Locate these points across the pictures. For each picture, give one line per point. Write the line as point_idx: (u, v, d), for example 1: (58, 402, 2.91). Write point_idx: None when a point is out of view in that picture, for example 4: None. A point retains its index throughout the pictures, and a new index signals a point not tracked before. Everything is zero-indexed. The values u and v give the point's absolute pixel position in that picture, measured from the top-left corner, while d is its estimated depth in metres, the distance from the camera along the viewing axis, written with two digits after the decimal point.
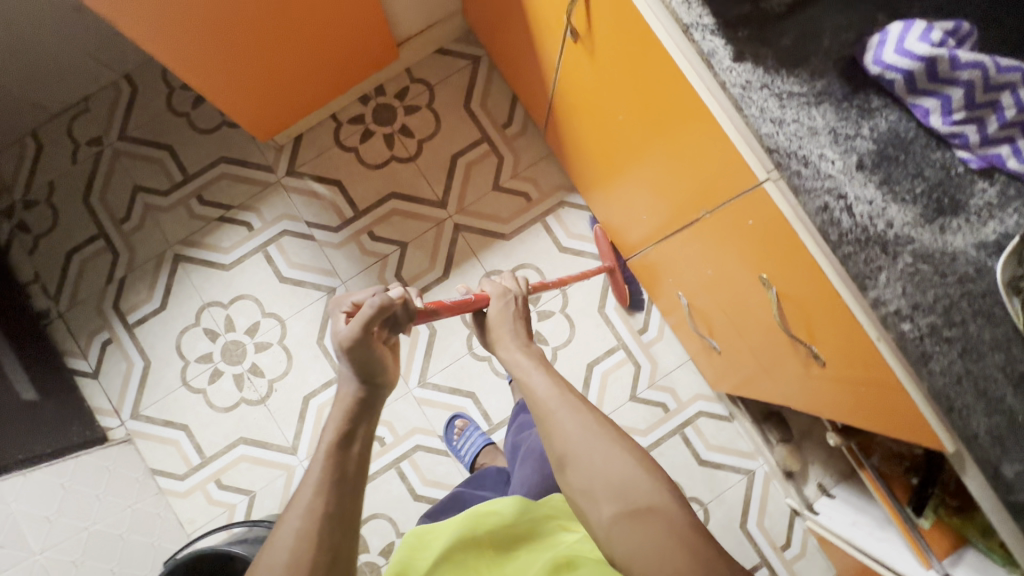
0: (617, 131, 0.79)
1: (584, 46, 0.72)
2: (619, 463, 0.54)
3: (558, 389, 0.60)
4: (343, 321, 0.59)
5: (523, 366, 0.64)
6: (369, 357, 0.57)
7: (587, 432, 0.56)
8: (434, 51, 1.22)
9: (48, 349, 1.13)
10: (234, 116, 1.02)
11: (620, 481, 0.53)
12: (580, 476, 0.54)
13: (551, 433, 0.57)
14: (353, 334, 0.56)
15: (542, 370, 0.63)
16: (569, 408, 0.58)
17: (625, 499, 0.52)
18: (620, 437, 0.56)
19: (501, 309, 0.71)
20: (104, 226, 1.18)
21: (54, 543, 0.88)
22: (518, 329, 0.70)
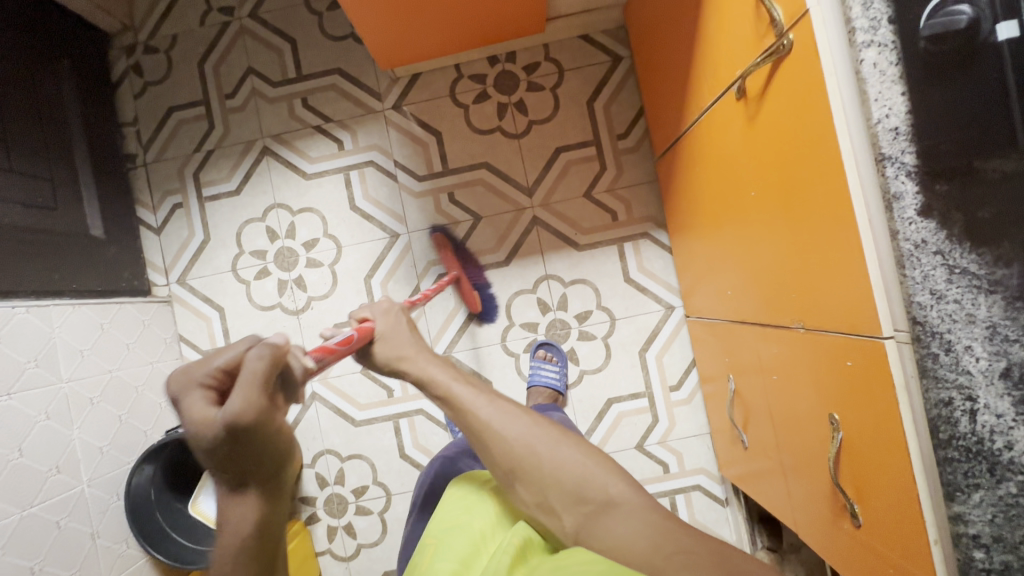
0: (740, 202, 0.74)
1: (746, 108, 0.67)
2: (572, 464, 0.59)
3: (489, 396, 0.62)
4: (201, 403, 0.41)
5: (438, 377, 0.63)
6: (255, 448, 0.40)
7: (531, 436, 0.60)
8: (578, 36, 1.16)
9: (124, 192, 1.17)
10: (365, 39, 0.99)
11: (580, 481, 0.57)
12: (532, 486, 0.58)
13: (492, 444, 0.60)
14: (253, 406, 0.39)
15: (460, 380, 0.63)
16: (506, 416, 0.61)
17: (584, 502, 0.56)
18: (564, 439, 0.61)
19: (392, 328, 0.67)
20: (209, 95, 1.20)
21: (80, 376, 0.94)
22: (417, 339, 0.67)
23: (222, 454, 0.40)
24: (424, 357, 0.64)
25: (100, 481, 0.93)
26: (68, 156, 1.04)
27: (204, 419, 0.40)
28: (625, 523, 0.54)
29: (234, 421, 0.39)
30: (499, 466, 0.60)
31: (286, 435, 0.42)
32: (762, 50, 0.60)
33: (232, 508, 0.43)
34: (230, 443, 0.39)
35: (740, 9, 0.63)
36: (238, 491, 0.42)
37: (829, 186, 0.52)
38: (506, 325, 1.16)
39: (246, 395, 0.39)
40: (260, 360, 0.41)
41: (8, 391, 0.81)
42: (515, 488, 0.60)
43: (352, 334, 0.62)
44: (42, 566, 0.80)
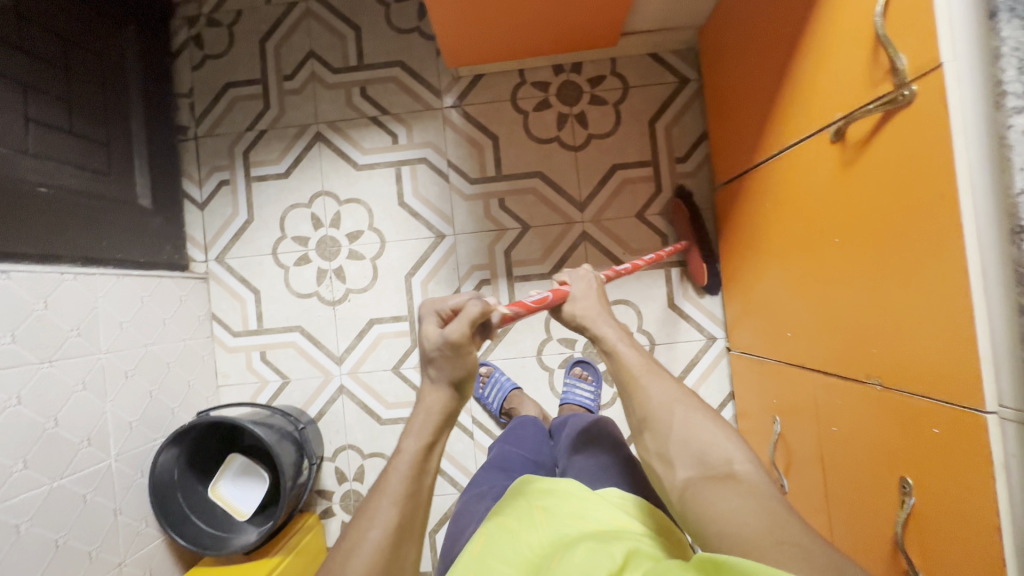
0: (818, 246, 0.73)
1: (841, 152, 0.65)
2: (704, 431, 0.53)
3: (646, 358, 0.60)
4: (435, 325, 0.56)
5: (609, 334, 0.62)
6: (460, 362, 0.55)
7: (673, 398, 0.56)
8: (647, 54, 1.14)
9: (173, 163, 1.16)
10: (439, 35, 0.98)
11: (707, 445, 0.52)
12: (658, 441, 0.55)
13: (635, 398, 0.57)
14: (460, 334, 0.53)
15: (627, 340, 0.62)
16: (654, 375, 0.58)
17: (705, 465, 0.51)
18: (703, 407, 0.56)
19: (584, 295, 0.66)
20: (267, 74, 1.18)
21: (118, 347, 0.92)
22: (605, 307, 0.66)
23: (438, 358, 0.56)
24: (598, 316, 0.64)
25: (127, 457, 0.92)
26: (124, 123, 1.03)
27: (433, 335, 0.56)
28: (747, 503, 0.46)
29: (448, 339, 0.54)
30: (633, 416, 0.58)
31: (473, 362, 0.56)
32: (872, 97, 0.59)
33: (432, 389, 0.58)
34: (445, 355, 0.55)
35: (851, 52, 0.61)
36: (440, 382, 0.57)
37: (943, 247, 0.51)
38: (544, 338, 1.14)
39: (458, 327, 0.53)
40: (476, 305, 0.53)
41: (50, 359, 0.79)
42: (643, 439, 0.57)
43: (548, 294, 0.64)
44: (66, 540, 0.79)
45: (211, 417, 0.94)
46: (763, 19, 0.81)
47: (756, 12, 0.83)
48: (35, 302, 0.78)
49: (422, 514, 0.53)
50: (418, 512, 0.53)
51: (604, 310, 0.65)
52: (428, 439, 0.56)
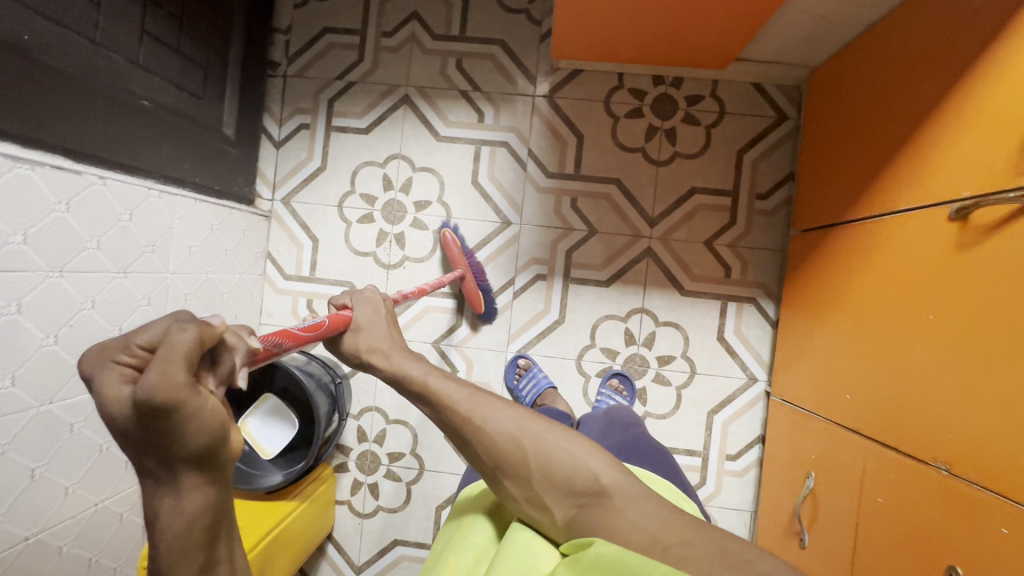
0: (904, 320, 0.72)
1: (959, 234, 0.64)
2: (559, 454, 0.58)
3: (468, 389, 0.60)
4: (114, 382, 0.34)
5: (414, 372, 0.60)
6: (171, 434, 0.34)
7: (517, 426, 0.58)
8: (751, 83, 1.11)
9: (259, 98, 1.15)
10: (556, 25, 0.96)
11: (569, 468, 0.57)
12: (522, 485, 0.58)
13: (488, 442, 0.58)
14: (172, 382, 0.32)
15: (435, 373, 0.61)
16: (487, 408, 0.59)
17: (574, 490, 0.57)
18: (543, 422, 0.60)
19: (370, 323, 0.62)
20: (367, 27, 1.17)
21: (184, 270, 0.94)
22: (393, 332, 0.63)
23: (138, 433, 0.34)
24: (392, 349, 0.61)
25: None
26: (223, 49, 1.02)
27: (117, 402, 0.33)
28: (634, 519, 0.54)
29: (144, 399, 0.32)
30: (487, 462, 0.59)
31: (210, 418, 0.35)
32: (1012, 186, 0.58)
33: (174, 495, 0.37)
34: (143, 426, 0.33)
35: (996, 134, 0.60)
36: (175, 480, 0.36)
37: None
38: (586, 344, 1.14)
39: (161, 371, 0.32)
40: (182, 331, 0.34)
41: (124, 270, 0.80)
42: (504, 484, 0.59)
43: (323, 321, 0.57)
44: (109, 446, 0.80)
45: None
46: (895, 77, 0.80)
47: (888, 68, 0.82)
48: (122, 212, 0.79)
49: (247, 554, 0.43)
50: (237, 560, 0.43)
51: (391, 335, 0.62)
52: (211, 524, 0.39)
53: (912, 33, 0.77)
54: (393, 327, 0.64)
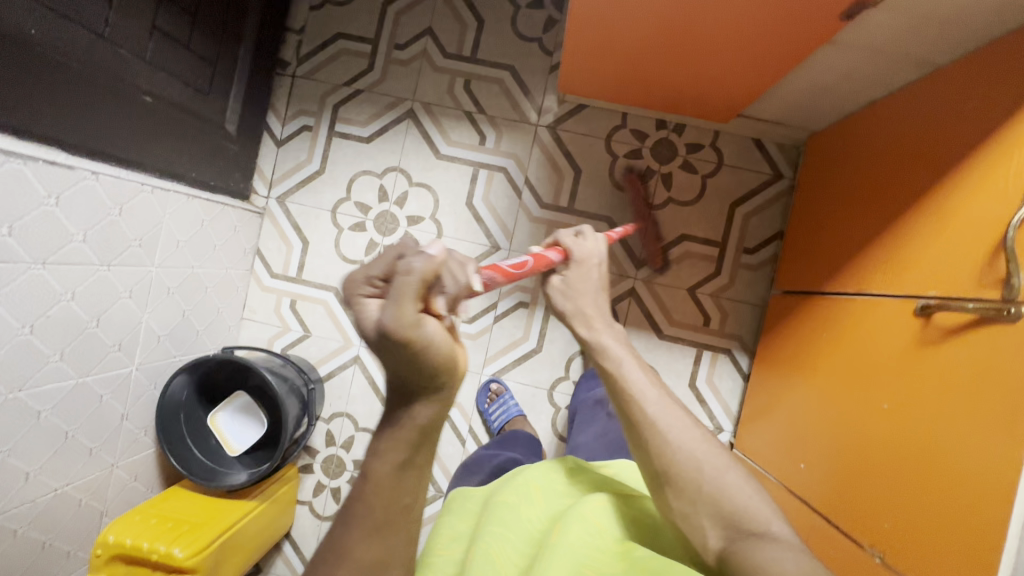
0: (863, 403, 0.74)
1: (922, 330, 0.66)
2: (731, 485, 0.57)
3: (656, 387, 0.64)
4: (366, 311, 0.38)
5: (618, 349, 0.66)
6: (402, 358, 0.38)
7: (698, 450, 0.59)
8: (751, 138, 1.12)
9: (265, 95, 1.16)
10: (565, 62, 0.97)
11: (737, 504, 0.56)
12: (682, 499, 0.58)
13: (662, 448, 0.59)
14: (407, 319, 0.35)
15: (634, 361, 0.66)
16: (672, 421, 0.61)
17: (734, 521, 0.55)
18: (721, 455, 0.60)
19: (583, 286, 0.71)
20: (381, 37, 1.17)
21: (169, 264, 0.94)
22: (599, 299, 0.71)
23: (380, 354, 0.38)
24: (593, 313, 0.69)
25: (148, 367, 0.95)
26: (235, 46, 1.03)
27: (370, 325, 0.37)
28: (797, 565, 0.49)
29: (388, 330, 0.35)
30: (651, 465, 0.60)
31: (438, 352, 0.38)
32: (975, 297, 0.59)
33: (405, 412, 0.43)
34: (382, 348, 0.37)
35: (971, 241, 0.61)
36: (408, 398, 0.42)
37: (998, 460, 0.53)
38: (560, 376, 1.15)
39: (396, 305, 0.35)
40: (411, 272, 0.34)
41: (108, 263, 0.81)
42: (667, 496, 0.59)
43: (529, 260, 0.59)
44: (75, 434, 0.82)
45: (227, 354, 0.96)
46: (885, 161, 0.81)
47: (880, 149, 0.83)
48: (112, 206, 0.80)
49: (406, 534, 0.48)
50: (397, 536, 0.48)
51: (597, 303, 0.71)
52: (400, 461, 0.44)
53: (904, 120, 0.78)
54: (600, 293, 0.72)
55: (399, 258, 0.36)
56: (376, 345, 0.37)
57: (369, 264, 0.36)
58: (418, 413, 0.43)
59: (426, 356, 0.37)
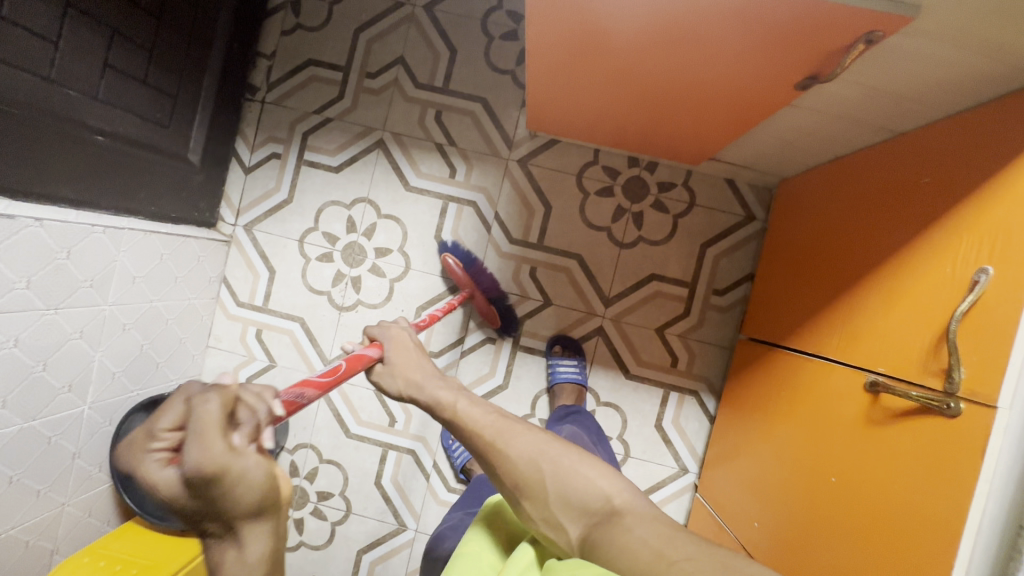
0: (813, 470, 0.73)
1: (870, 407, 0.65)
2: (575, 475, 0.55)
3: (475, 403, 0.63)
4: (161, 469, 0.38)
5: (428, 382, 0.66)
6: (218, 505, 0.37)
7: (535, 452, 0.57)
8: (724, 178, 1.11)
9: (233, 121, 1.14)
10: (533, 103, 0.95)
11: (581, 488, 0.54)
12: (539, 505, 0.54)
13: (505, 461, 0.57)
14: (211, 456, 0.37)
15: (462, 394, 0.64)
16: (510, 431, 0.59)
17: (587, 510, 0.53)
18: (559, 445, 0.58)
19: (401, 358, 0.70)
20: (352, 65, 1.15)
21: (124, 301, 0.93)
22: (422, 359, 0.71)
23: (192, 511, 0.38)
24: (414, 373, 0.68)
25: (101, 405, 0.94)
26: (198, 76, 1.01)
27: (168, 489, 0.37)
28: (637, 536, 0.48)
29: (195, 478, 0.36)
30: (507, 485, 0.57)
31: (254, 476, 0.38)
32: (920, 383, 0.59)
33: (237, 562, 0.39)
34: (198, 501, 0.37)
35: (919, 324, 0.60)
36: (238, 537, 0.39)
37: (927, 557, 0.53)
38: (526, 413, 1.14)
39: (199, 441, 0.37)
40: (209, 403, 0.39)
41: (55, 307, 0.80)
42: (523, 506, 0.56)
43: (340, 364, 0.65)
44: (20, 478, 0.80)
45: None
46: (844, 222, 0.79)
47: (840, 208, 0.82)
48: (58, 251, 0.79)
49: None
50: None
51: (421, 366, 0.69)
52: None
53: (864, 183, 0.77)
54: (423, 358, 0.71)
55: (187, 399, 0.40)
56: (188, 496, 0.37)
57: (155, 424, 0.38)
58: (247, 552, 0.39)
59: (245, 480, 0.37)
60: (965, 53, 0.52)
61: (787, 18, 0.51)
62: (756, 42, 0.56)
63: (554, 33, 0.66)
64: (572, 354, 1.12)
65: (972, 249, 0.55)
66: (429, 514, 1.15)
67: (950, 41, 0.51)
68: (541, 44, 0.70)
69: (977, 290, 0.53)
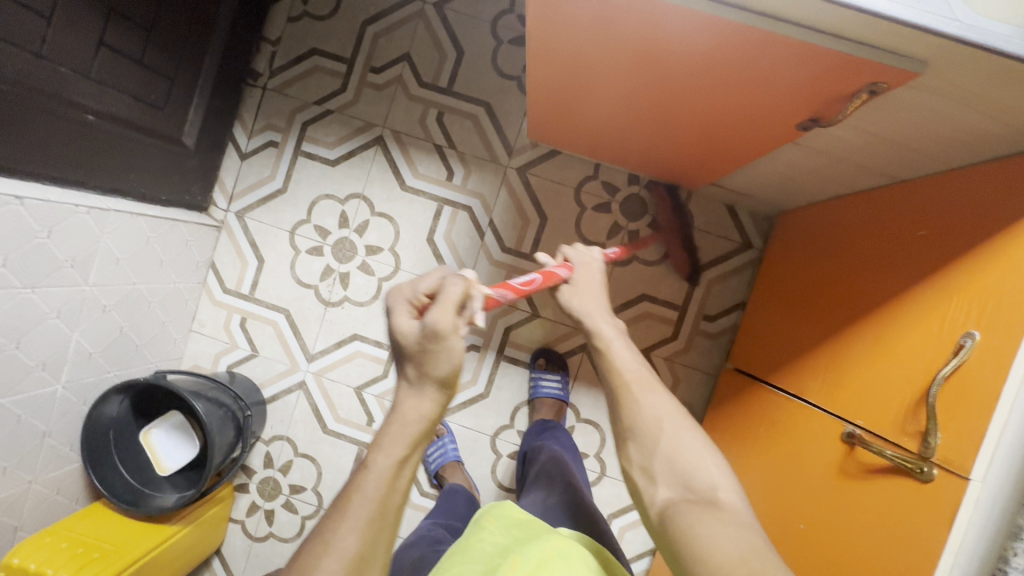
0: (783, 514, 0.72)
1: (844, 459, 0.64)
2: (691, 449, 0.52)
3: (635, 356, 0.61)
4: (408, 316, 0.48)
5: (606, 331, 0.64)
6: (425, 358, 0.46)
7: (665, 413, 0.55)
8: (723, 203, 1.09)
9: (232, 105, 1.12)
10: (536, 114, 0.93)
11: (692, 467, 0.51)
12: (641, 455, 0.53)
13: (627, 407, 0.56)
14: (445, 322, 0.45)
15: (624, 343, 0.63)
16: (647, 388, 0.57)
17: (687, 486, 0.50)
18: (692, 427, 0.54)
19: (585, 283, 0.71)
20: (357, 57, 1.13)
21: (105, 282, 0.92)
22: (602, 299, 0.69)
23: (409, 355, 0.47)
24: (589, 304, 0.68)
25: (76, 385, 0.93)
26: (198, 58, 0.99)
27: (406, 330, 0.47)
28: (727, 533, 0.44)
29: (427, 330, 0.45)
30: (619, 424, 0.56)
31: (457, 356, 0.46)
32: (897, 442, 0.58)
33: (416, 405, 0.49)
34: (416, 347, 0.46)
35: (901, 381, 0.59)
36: (425, 390, 0.48)
37: None
38: (504, 423, 1.13)
39: (441, 310, 0.45)
40: (455, 284, 0.47)
41: (33, 285, 0.79)
42: (627, 451, 0.55)
43: (537, 277, 0.65)
44: None
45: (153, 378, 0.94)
46: (838, 262, 0.78)
47: (835, 247, 0.80)
48: (39, 230, 0.78)
49: (387, 537, 0.48)
50: (381, 542, 0.48)
51: (598, 299, 0.69)
52: (401, 456, 0.49)
53: (861, 225, 0.75)
54: (604, 294, 0.70)
55: (444, 277, 0.49)
56: (417, 348, 0.46)
57: (421, 285, 0.49)
58: (426, 412, 0.49)
59: (450, 359, 0.46)
60: (970, 111, 0.51)
61: (792, 57, 0.49)
62: (762, 78, 0.54)
63: (556, 48, 0.64)
64: (556, 369, 1.11)
65: (961, 311, 0.54)
66: (400, 516, 1.14)
67: (959, 98, 0.49)
68: (545, 57, 0.68)
69: (959, 357, 0.51)
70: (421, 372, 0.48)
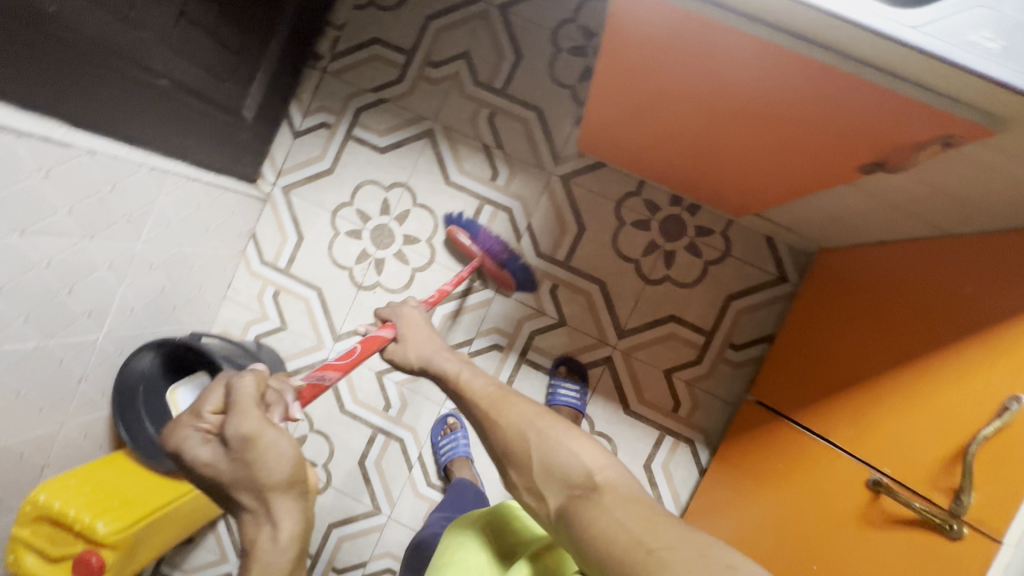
0: (791, 554, 0.73)
1: (867, 506, 0.65)
2: (557, 444, 0.55)
3: (487, 380, 0.65)
4: (202, 439, 0.54)
5: (449, 363, 0.69)
6: (253, 465, 0.52)
7: (527, 419, 0.58)
8: (763, 235, 1.09)
9: (292, 84, 1.15)
10: (590, 124, 0.94)
11: (562, 458, 0.54)
12: (523, 474, 0.55)
13: (497, 433, 0.58)
14: (250, 419, 0.52)
15: (468, 368, 0.68)
16: (503, 404, 0.60)
17: (567, 481, 0.53)
18: (557, 420, 0.58)
19: (413, 332, 0.77)
20: (417, 50, 1.15)
21: (154, 241, 0.95)
22: (429, 336, 0.77)
23: (223, 475, 0.52)
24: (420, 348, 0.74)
25: (115, 336, 0.96)
26: (268, 36, 1.02)
27: (205, 456, 0.53)
28: (608, 516, 0.48)
29: (233, 438, 0.51)
30: (495, 453, 0.58)
31: (284, 446, 0.53)
32: (927, 497, 0.59)
33: (270, 527, 0.52)
34: (237, 460, 0.52)
35: (935, 435, 0.60)
36: (269, 505, 0.52)
37: None
38: None
39: (237, 418, 0.52)
40: (245, 386, 0.55)
41: (91, 236, 0.82)
42: (507, 475, 0.57)
43: (355, 347, 0.75)
44: (26, 392, 0.82)
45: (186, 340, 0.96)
46: (872, 308, 0.78)
47: (870, 293, 0.81)
48: (103, 184, 0.81)
49: None
50: None
51: (427, 338, 0.76)
52: None
53: (901, 275, 0.76)
54: (432, 333, 0.78)
55: (229, 385, 0.56)
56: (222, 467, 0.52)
57: (204, 405, 0.55)
58: (280, 521, 0.52)
59: (272, 452, 0.52)
60: None
61: (868, 99, 0.49)
62: (828, 117, 0.55)
63: (626, 63, 0.65)
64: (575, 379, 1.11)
65: (1003, 375, 0.54)
66: (404, 504, 1.15)
67: None
68: (613, 71, 0.69)
69: (1000, 420, 0.52)
70: (252, 487, 0.52)
